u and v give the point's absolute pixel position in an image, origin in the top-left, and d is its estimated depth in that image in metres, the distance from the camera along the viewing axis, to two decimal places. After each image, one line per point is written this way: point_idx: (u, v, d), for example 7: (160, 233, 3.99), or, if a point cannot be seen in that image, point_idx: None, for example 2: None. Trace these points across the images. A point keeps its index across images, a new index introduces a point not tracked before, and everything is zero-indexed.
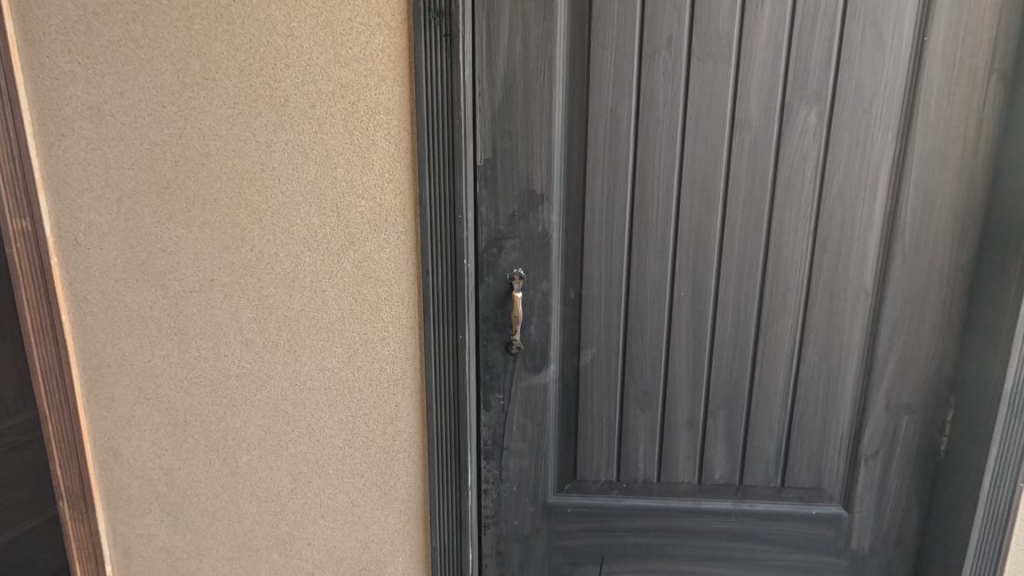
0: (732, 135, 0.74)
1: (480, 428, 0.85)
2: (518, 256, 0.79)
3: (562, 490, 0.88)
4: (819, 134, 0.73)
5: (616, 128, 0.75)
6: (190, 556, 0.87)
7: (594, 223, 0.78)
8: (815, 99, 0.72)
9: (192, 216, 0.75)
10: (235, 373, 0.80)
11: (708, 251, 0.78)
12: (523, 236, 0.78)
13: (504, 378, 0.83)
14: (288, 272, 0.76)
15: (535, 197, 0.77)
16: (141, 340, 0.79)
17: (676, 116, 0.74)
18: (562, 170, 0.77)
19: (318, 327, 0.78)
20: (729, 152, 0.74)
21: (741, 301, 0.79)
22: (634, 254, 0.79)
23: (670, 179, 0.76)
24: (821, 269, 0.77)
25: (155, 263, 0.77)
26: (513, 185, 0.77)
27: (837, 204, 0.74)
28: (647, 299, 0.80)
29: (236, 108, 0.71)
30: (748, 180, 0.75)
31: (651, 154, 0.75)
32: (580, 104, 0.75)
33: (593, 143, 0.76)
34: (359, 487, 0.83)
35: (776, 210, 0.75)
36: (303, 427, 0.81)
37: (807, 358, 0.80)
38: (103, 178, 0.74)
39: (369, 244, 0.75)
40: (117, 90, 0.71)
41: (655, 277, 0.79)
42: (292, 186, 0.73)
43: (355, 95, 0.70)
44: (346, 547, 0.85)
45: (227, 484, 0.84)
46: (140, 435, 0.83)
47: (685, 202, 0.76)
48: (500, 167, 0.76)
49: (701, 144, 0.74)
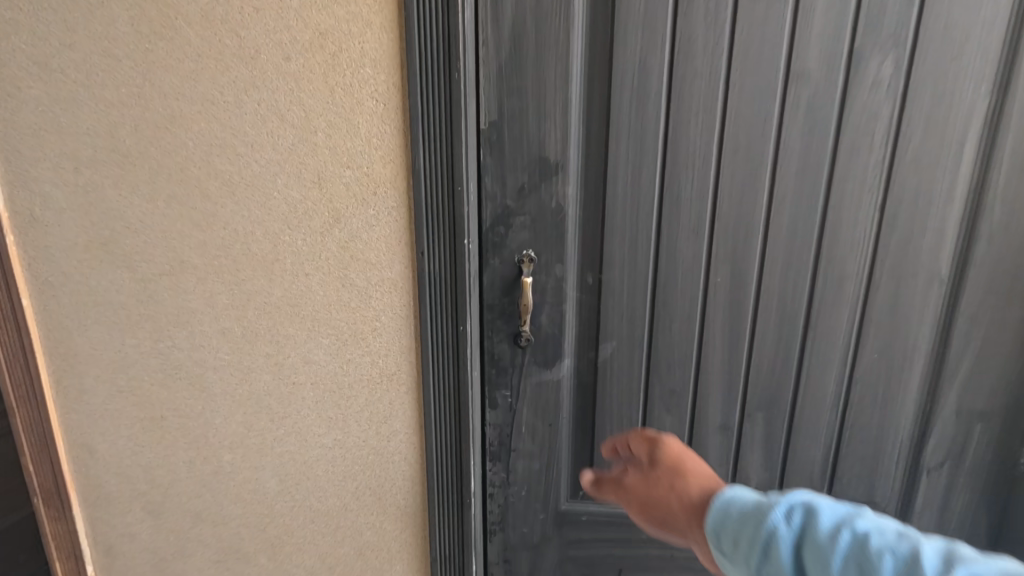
0: (787, 89, 0.62)
1: (485, 428, 0.76)
2: (528, 236, 0.69)
3: (576, 496, 0.80)
4: (894, 88, 0.60)
5: (648, 83, 0.63)
6: (174, 558, 0.81)
7: (617, 198, 0.67)
8: (891, 44, 0.59)
9: (157, 189, 0.66)
10: (213, 365, 0.72)
11: (751, 231, 0.66)
12: (533, 213, 0.68)
13: (512, 374, 0.74)
14: (266, 253, 0.67)
15: (548, 166, 0.66)
16: (110, 327, 0.72)
17: (719, 66, 0.62)
18: (580, 134, 0.66)
19: (301, 315, 0.69)
20: (782, 110, 0.63)
21: (788, 289, 0.68)
22: (663, 234, 0.68)
23: (708, 145, 0.64)
24: (887, 253, 0.65)
25: (120, 243, 0.68)
26: (522, 152, 0.66)
27: (912, 174, 0.63)
28: (676, 286, 0.69)
29: (200, 63, 0.61)
30: (804, 144, 0.63)
31: (686, 114, 0.64)
32: (602, 54, 0.64)
33: (617, 102, 0.64)
34: (352, 490, 0.75)
35: (836, 181, 0.64)
36: (289, 426, 0.73)
37: (865, 356, 0.69)
38: (58, 145, 0.65)
39: (356, 221, 0.65)
40: (66, 42, 0.62)
41: (688, 259, 0.68)
42: (267, 154, 0.63)
43: (336, 45, 0.60)
44: (339, 554, 0.78)
45: (210, 483, 0.77)
46: (115, 430, 0.76)
47: (725, 173, 0.65)
48: (507, 131, 0.65)
49: (748, 103, 0.63)
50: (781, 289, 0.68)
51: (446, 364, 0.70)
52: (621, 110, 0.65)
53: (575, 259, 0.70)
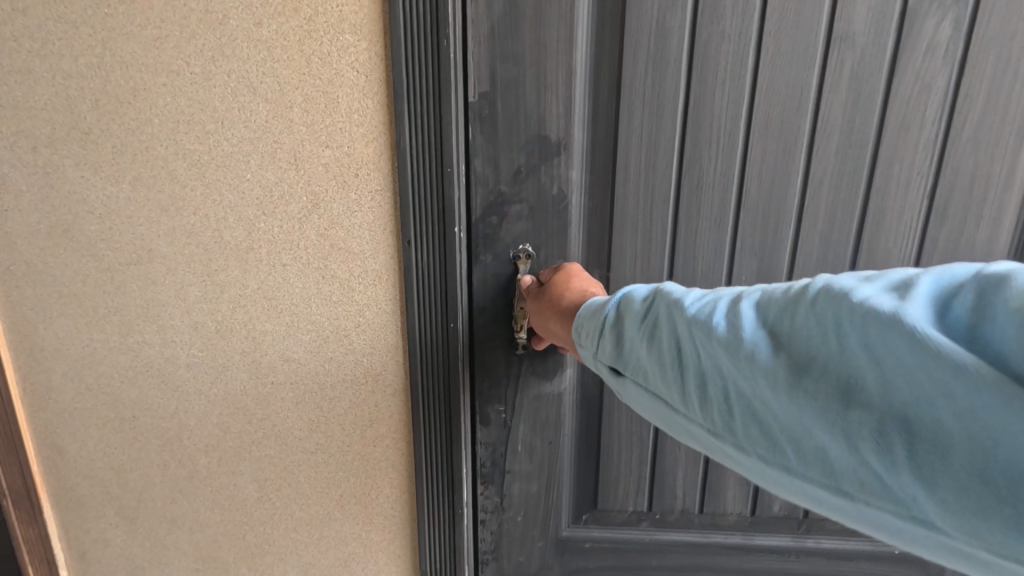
0: (829, 53, 0.57)
1: (476, 447, 0.69)
2: (527, 227, 0.62)
3: (579, 521, 0.74)
4: (951, 52, 0.57)
5: (663, 48, 0.58)
6: (151, 565, 0.76)
7: (629, 182, 0.62)
8: (951, 0, 0.55)
9: (122, 170, 0.60)
10: (186, 362, 0.67)
11: (781, 221, 0.63)
12: (532, 201, 0.61)
13: (507, 387, 0.67)
14: (241, 242, 0.61)
15: (549, 145, 0.60)
16: (77, 321, 0.67)
17: (750, 26, 0.57)
18: (586, 108, 0.60)
19: (279, 310, 0.63)
20: (823, 77, 0.58)
21: None
22: (682, 222, 0.63)
23: (736, 123, 0.60)
24: (937, 237, 0.63)
25: (84, 229, 0.63)
26: (519, 130, 0.59)
27: (969, 150, 0.60)
28: (698, 281, 0.65)
29: (164, 30, 0.55)
30: (846, 118, 0.59)
31: (710, 82, 0.59)
32: (611, 20, 0.58)
33: (630, 69, 0.59)
34: (336, 498, 0.70)
35: (881, 159, 0.61)
36: (268, 428, 0.68)
37: None
38: (13, 123, 0.59)
39: (336, 206, 0.59)
40: (17, 7, 0.56)
41: (709, 250, 0.64)
42: (239, 132, 0.58)
43: (312, 9, 0.54)
44: (323, 565, 0.73)
45: (187, 488, 0.72)
46: (85, 431, 0.71)
47: (756, 152, 0.61)
48: (501, 104, 0.58)
49: (787, 72, 0.58)
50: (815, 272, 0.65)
51: (439, 367, 0.64)
52: (640, 75, 0.59)
53: (579, 248, 0.64)
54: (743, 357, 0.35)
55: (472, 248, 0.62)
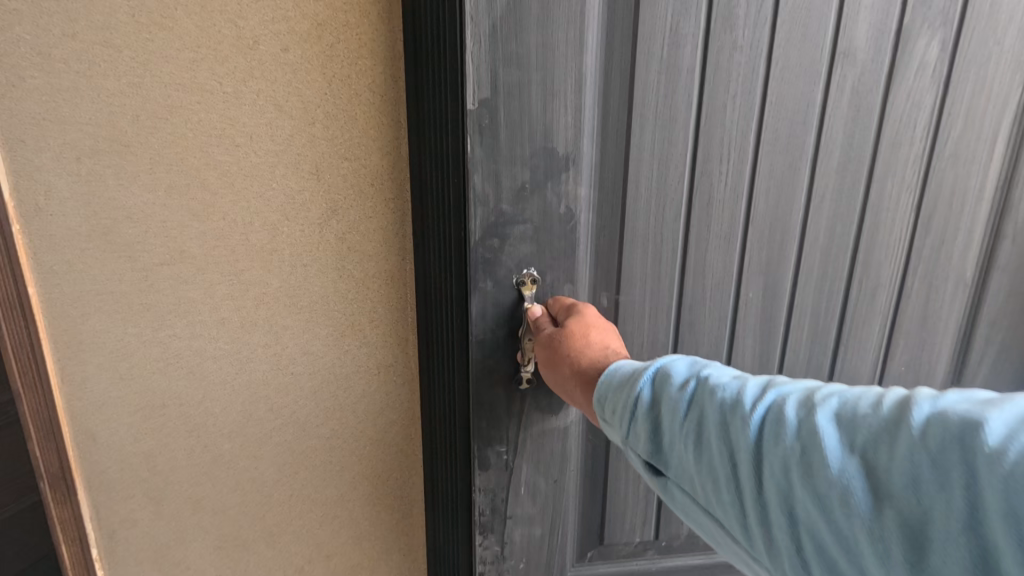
0: (834, 66, 0.66)
1: (475, 494, 0.75)
2: (530, 247, 0.67)
3: (583, 559, 0.82)
4: (939, 69, 0.68)
5: (676, 55, 0.63)
6: (175, 544, 0.82)
7: (639, 193, 0.67)
8: (940, 24, 0.66)
9: (157, 179, 0.66)
10: (212, 354, 0.72)
11: (787, 229, 0.72)
12: (535, 220, 0.67)
13: (509, 426, 0.73)
14: (265, 244, 0.67)
15: (557, 160, 0.65)
16: (112, 316, 0.72)
17: (761, 42, 0.64)
18: (592, 122, 0.65)
19: (299, 307, 0.69)
20: (827, 89, 0.67)
21: (831, 270, 0.75)
22: (693, 229, 0.70)
23: (744, 136, 0.67)
24: (929, 228, 0.75)
25: (121, 232, 0.69)
26: (521, 147, 0.64)
27: (949, 161, 0.72)
28: (708, 284, 0.73)
29: (199, 53, 0.61)
30: (848, 131, 0.69)
31: (720, 94, 0.65)
32: (622, 29, 0.62)
33: (643, 79, 0.63)
34: (349, 480, 0.76)
35: (877, 164, 0.71)
36: (287, 415, 0.74)
37: (905, 323, 0.79)
38: (59, 135, 0.66)
39: (352, 213, 0.65)
40: (67, 32, 0.62)
41: (718, 255, 0.72)
42: (265, 144, 0.64)
43: (333, 36, 0.60)
44: (336, 543, 0.79)
45: (211, 471, 0.78)
46: (117, 418, 0.77)
47: (765, 164, 0.69)
48: (503, 118, 0.62)
49: (794, 87, 0.66)
50: (821, 260, 0.74)
51: (450, 369, 0.69)
52: (646, 88, 0.64)
53: (574, 255, 0.69)
54: (837, 487, 0.35)
55: (471, 275, 0.66)
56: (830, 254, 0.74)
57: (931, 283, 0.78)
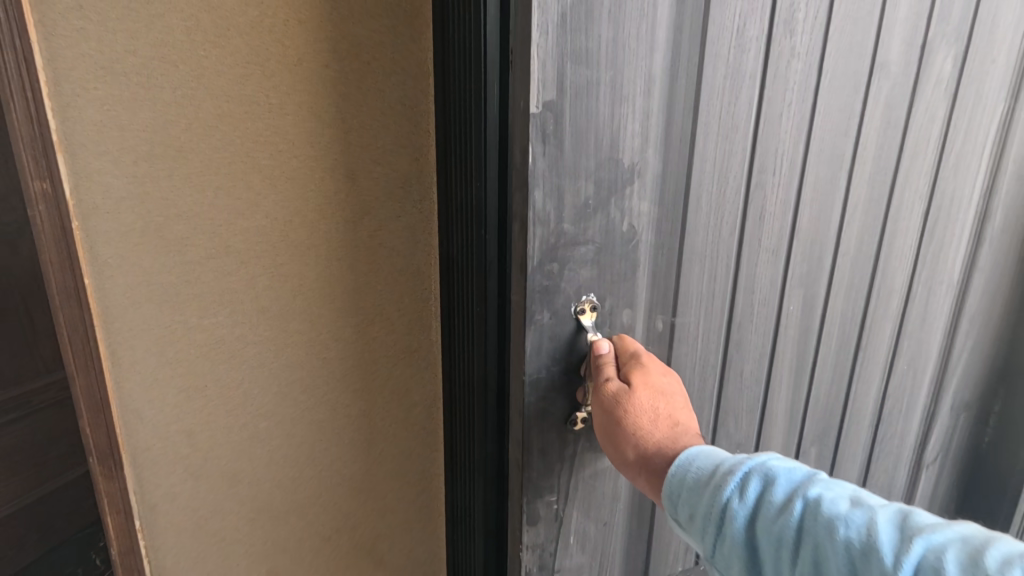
0: (872, 77, 0.73)
1: (524, 550, 0.74)
2: (592, 268, 0.64)
3: None
4: (949, 82, 0.78)
5: (741, 59, 0.64)
6: (212, 516, 0.89)
7: (700, 200, 0.67)
8: (954, 40, 0.76)
9: (206, 181, 0.73)
10: (251, 340, 0.80)
11: (823, 233, 0.77)
12: (599, 240, 0.63)
13: (562, 472, 0.72)
14: (304, 240, 0.74)
15: (624, 171, 0.62)
16: (161, 305, 0.80)
17: (815, 48, 0.68)
18: (658, 132, 0.62)
19: (334, 297, 0.76)
20: (865, 101, 0.73)
21: (859, 269, 0.82)
22: (745, 237, 0.72)
23: (795, 144, 0.71)
24: (934, 223, 0.85)
25: (172, 228, 0.76)
26: (587, 154, 0.59)
27: (952, 162, 0.83)
28: (756, 291, 0.76)
29: (248, 69, 0.68)
30: (879, 136, 0.76)
31: (779, 100, 0.68)
32: (692, 29, 0.60)
33: (707, 78, 0.63)
34: (375, 456, 0.84)
35: (901, 167, 0.79)
36: (320, 396, 0.81)
37: (913, 309, 0.89)
38: (118, 140, 0.73)
39: (384, 212, 0.73)
40: (128, 48, 0.69)
41: (764, 262, 0.75)
42: (306, 151, 0.71)
43: (371, 55, 0.67)
44: (362, 514, 0.87)
45: (248, 448, 0.85)
46: (163, 399, 0.84)
47: (811, 171, 0.73)
48: (570, 121, 0.57)
49: (837, 96, 0.71)
50: (853, 258, 0.81)
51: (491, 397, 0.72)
52: (709, 95, 0.63)
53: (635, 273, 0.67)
54: None
55: (528, 304, 0.62)
56: (860, 255, 0.81)
57: (935, 270, 0.88)
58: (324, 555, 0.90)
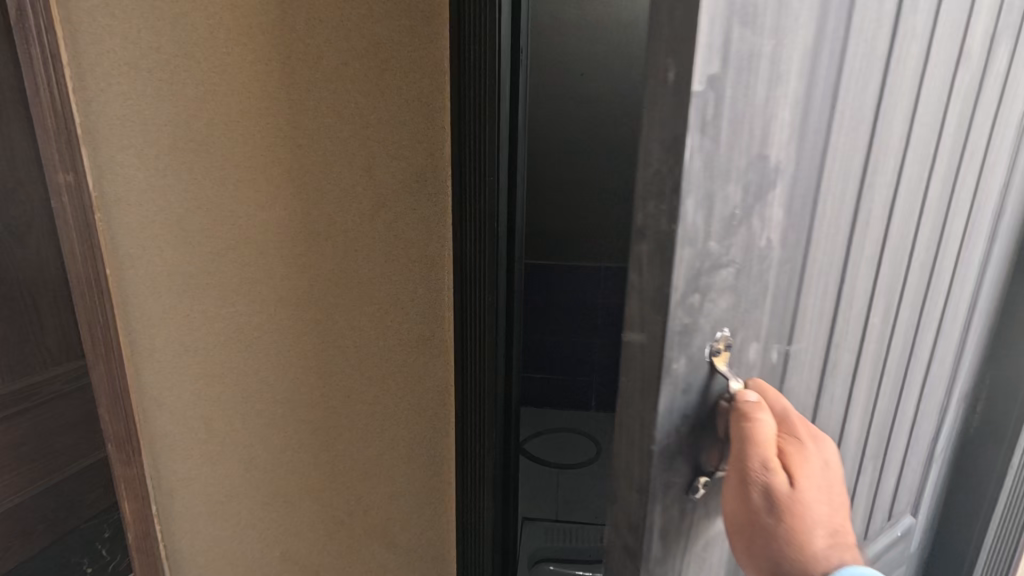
0: (958, 69, 0.57)
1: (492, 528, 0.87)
2: (728, 304, 0.40)
3: None
4: (1000, 77, 0.65)
5: (876, 37, 0.45)
6: (227, 501, 0.92)
7: (823, 222, 0.47)
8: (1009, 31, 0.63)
9: (226, 174, 0.76)
10: (269, 329, 0.82)
11: (903, 254, 0.61)
12: (740, 260, 0.40)
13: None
14: (321, 232, 0.77)
15: (766, 174, 0.39)
16: (180, 295, 0.82)
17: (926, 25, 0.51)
18: (806, 121, 0.41)
19: (349, 288, 0.79)
20: (950, 95, 0.58)
21: (917, 291, 0.66)
22: (851, 267, 0.53)
23: (899, 147, 0.54)
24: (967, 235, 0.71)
25: (192, 221, 0.78)
26: (739, 144, 0.36)
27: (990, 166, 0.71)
28: (851, 329, 0.57)
29: (271, 66, 0.71)
30: (951, 140, 0.61)
31: (896, 91, 0.50)
32: None
33: (851, 57, 0.43)
34: (386, 442, 0.86)
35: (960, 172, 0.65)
36: (335, 383, 0.84)
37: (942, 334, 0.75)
38: (141, 135, 0.75)
39: (399, 205, 0.75)
40: (153, 45, 0.72)
41: (859, 296, 0.56)
42: (325, 145, 0.73)
43: (388, 52, 0.69)
44: (373, 499, 0.89)
45: (264, 434, 0.88)
46: (180, 386, 0.87)
47: (905, 174, 0.56)
48: (732, 97, 0.34)
49: (933, 87, 0.55)
50: (919, 274, 0.66)
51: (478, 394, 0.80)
52: (853, 74, 0.44)
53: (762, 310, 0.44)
54: None
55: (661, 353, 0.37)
56: (923, 268, 0.66)
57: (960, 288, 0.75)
58: (337, 538, 0.93)
